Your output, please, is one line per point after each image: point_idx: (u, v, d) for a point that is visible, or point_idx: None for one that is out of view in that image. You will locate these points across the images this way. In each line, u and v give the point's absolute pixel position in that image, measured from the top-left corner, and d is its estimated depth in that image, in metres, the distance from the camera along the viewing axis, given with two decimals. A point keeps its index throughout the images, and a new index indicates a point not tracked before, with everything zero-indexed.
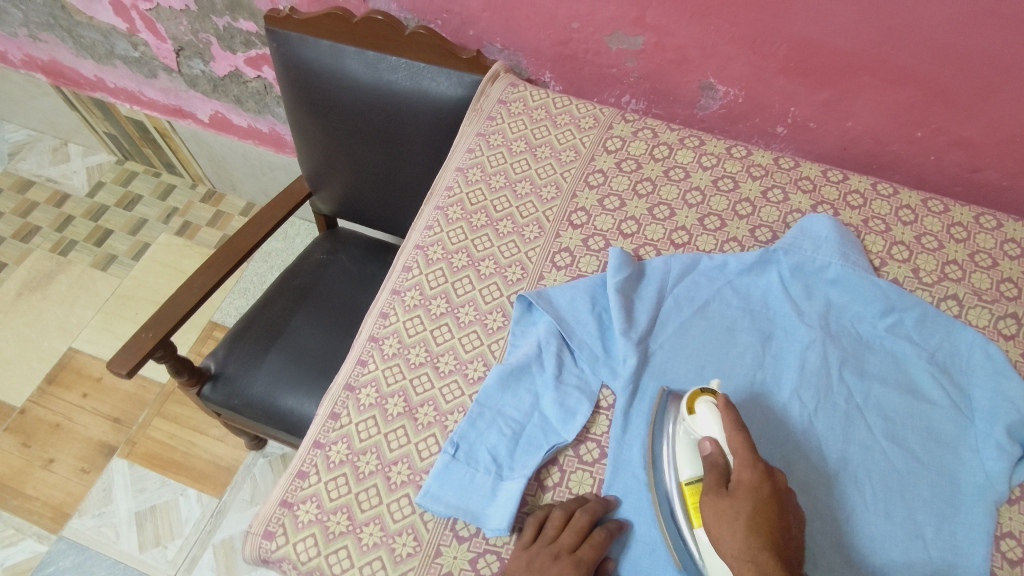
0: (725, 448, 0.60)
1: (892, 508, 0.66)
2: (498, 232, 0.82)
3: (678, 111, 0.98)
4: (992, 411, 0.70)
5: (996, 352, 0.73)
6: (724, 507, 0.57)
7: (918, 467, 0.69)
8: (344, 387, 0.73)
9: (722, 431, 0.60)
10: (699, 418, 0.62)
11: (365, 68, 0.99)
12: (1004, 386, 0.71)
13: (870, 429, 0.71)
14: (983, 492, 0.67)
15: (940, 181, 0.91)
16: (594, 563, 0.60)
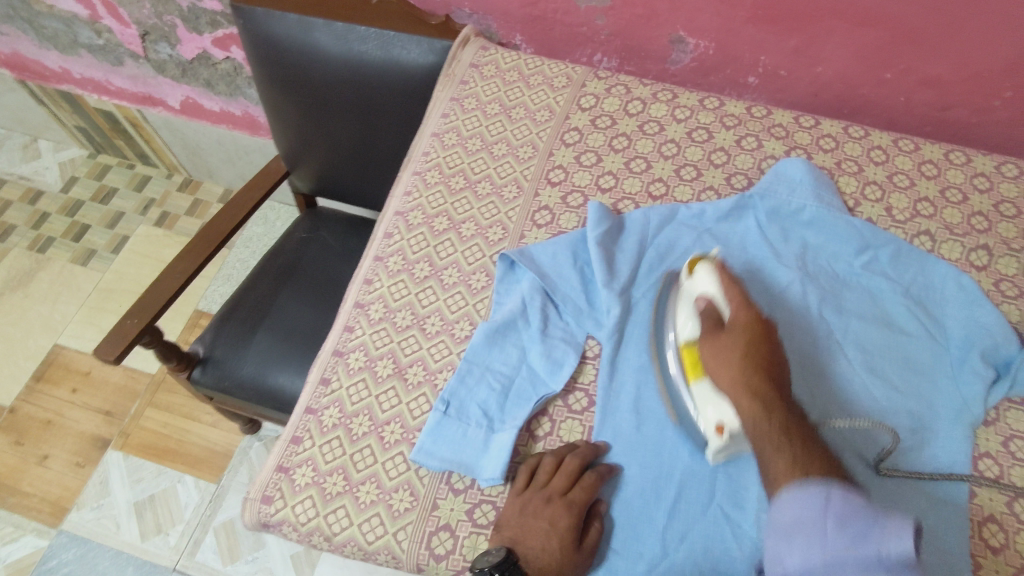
0: (721, 301, 0.68)
1: (877, 436, 0.68)
2: (477, 194, 0.83)
3: (650, 67, 0.98)
4: (966, 338, 0.73)
5: (968, 282, 0.75)
6: (720, 344, 0.65)
7: (897, 395, 0.70)
8: (332, 353, 0.73)
9: (718, 288, 0.69)
10: (698, 279, 0.71)
11: (335, 40, 0.97)
12: (976, 314, 0.74)
13: (849, 362, 0.72)
14: (961, 415, 0.69)
15: (910, 122, 0.92)
16: (584, 504, 0.62)
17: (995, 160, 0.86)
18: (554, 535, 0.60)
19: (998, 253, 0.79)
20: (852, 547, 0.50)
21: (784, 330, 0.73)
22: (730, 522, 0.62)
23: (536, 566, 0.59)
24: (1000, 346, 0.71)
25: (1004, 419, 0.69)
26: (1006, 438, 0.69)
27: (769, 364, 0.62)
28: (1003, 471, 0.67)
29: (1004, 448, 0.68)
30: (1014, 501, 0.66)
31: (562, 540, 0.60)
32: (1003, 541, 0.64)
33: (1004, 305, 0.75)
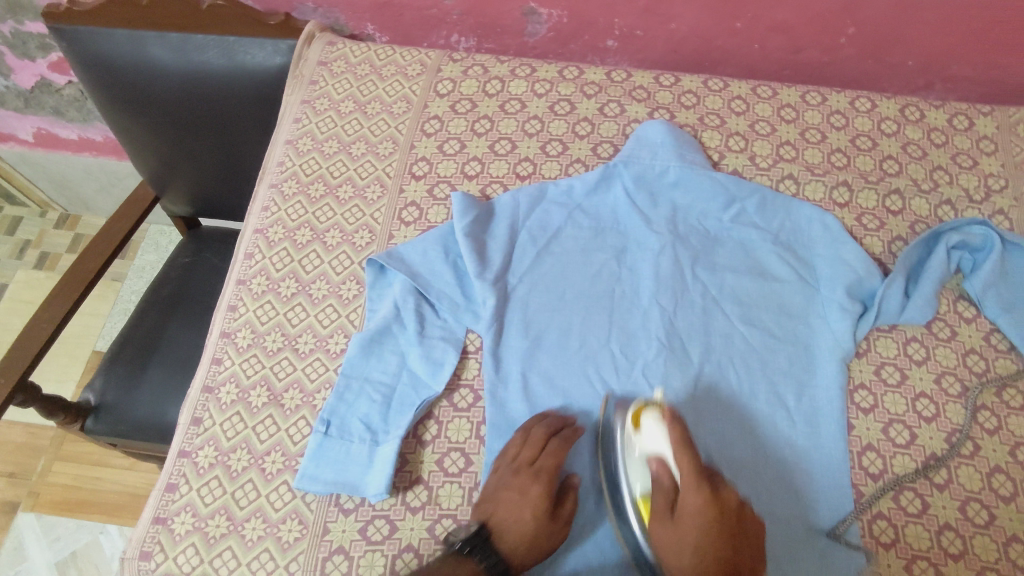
0: (673, 464, 0.59)
1: (757, 387, 0.70)
2: (339, 199, 0.79)
3: (509, 42, 0.95)
4: (832, 276, 0.74)
5: (832, 220, 0.77)
6: (671, 536, 0.57)
7: (773, 345, 0.72)
8: (202, 390, 0.70)
9: (669, 445, 0.59)
10: (646, 436, 0.61)
11: (171, 53, 0.91)
12: (840, 250, 0.75)
13: (725, 317, 0.73)
14: (833, 352, 0.71)
15: (769, 68, 0.93)
16: (554, 468, 0.63)
17: (849, 95, 0.87)
18: (523, 506, 0.61)
19: (858, 188, 0.80)
20: None
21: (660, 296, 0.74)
22: None
23: (513, 541, 0.60)
24: (863, 281, 0.73)
25: (873, 350, 0.72)
26: (877, 367, 0.71)
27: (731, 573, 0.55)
28: (876, 400, 0.70)
29: (876, 378, 0.71)
30: (888, 427, 0.68)
31: (531, 509, 0.61)
32: (879, 467, 0.66)
33: (865, 239, 0.78)
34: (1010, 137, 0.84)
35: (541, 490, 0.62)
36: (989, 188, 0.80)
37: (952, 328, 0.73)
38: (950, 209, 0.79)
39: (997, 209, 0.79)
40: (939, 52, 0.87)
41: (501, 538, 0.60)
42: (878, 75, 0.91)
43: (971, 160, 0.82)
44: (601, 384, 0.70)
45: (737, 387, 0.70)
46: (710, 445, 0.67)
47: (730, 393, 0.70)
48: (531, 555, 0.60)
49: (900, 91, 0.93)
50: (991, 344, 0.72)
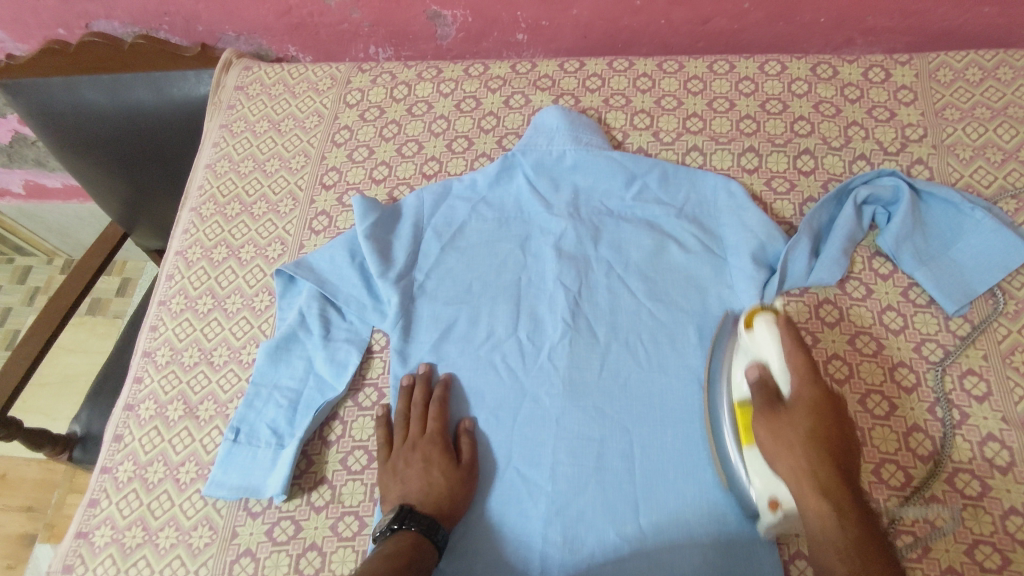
0: (777, 368, 0.60)
1: (665, 360, 0.68)
2: (253, 216, 0.82)
3: (424, 47, 0.97)
4: (735, 245, 0.72)
5: (737, 186, 0.75)
6: (779, 422, 0.57)
7: (686, 320, 0.70)
8: (124, 409, 0.73)
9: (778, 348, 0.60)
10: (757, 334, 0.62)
11: (105, 95, 0.98)
12: (746, 214, 0.73)
13: (635, 297, 0.72)
14: (741, 322, 0.69)
15: (682, 42, 0.91)
16: (442, 428, 0.66)
17: (759, 60, 0.85)
18: (431, 469, 0.63)
19: (766, 152, 0.79)
20: None
21: (567, 281, 0.73)
22: (525, 481, 0.65)
23: (432, 503, 0.61)
24: (766, 246, 0.71)
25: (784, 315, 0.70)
26: None
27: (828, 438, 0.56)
28: None
29: None
30: None
31: (439, 464, 0.63)
32: None
33: (774, 203, 0.76)
34: (930, 83, 0.81)
35: (438, 448, 0.64)
36: (906, 138, 0.78)
37: (867, 285, 0.71)
38: (865, 164, 0.77)
39: (915, 159, 0.76)
40: (849, 6, 0.84)
41: (428, 509, 0.61)
42: (795, 37, 0.89)
43: (889, 111, 0.80)
44: (506, 370, 0.70)
45: (645, 362, 0.69)
46: (615, 424, 0.66)
47: (638, 369, 0.68)
48: (459, 511, 0.62)
49: (822, 51, 0.91)
50: (911, 299, 0.69)
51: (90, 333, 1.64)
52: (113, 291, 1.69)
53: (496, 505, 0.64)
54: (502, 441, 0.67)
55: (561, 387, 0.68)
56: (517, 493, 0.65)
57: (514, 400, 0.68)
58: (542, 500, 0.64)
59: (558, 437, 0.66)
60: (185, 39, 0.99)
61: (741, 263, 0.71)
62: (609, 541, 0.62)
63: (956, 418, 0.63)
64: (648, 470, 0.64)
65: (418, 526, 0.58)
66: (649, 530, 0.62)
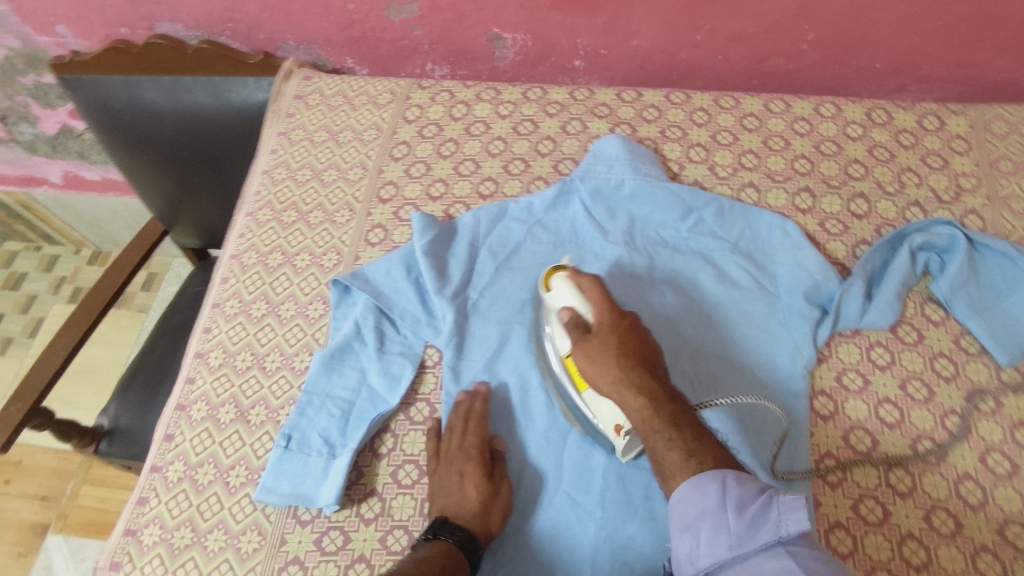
0: (583, 306, 0.64)
1: (719, 395, 0.69)
2: (309, 224, 0.83)
3: (481, 67, 0.98)
4: (790, 285, 0.73)
5: (793, 227, 0.76)
6: (592, 344, 0.61)
7: (737, 355, 0.71)
8: (175, 408, 0.74)
9: (573, 291, 0.65)
10: (556, 292, 0.67)
11: (165, 95, 1.00)
12: (802, 254, 0.75)
13: (687, 329, 0.72)
14: (793, 361, 0.70)
15: (737, 78, 0.93)
16: (480, 442, 0.66)
17: (814, 101, 0.86)
18: (469, 483, 0.63)
19: (821, 193, 0.80)
20: (749, 532, 0.49)
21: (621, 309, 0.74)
22: (575, 508, 0.65)
23: (466, 517, 0.61)
24: (819, 287, 0.73)
25: (835, 355, 0.71)
26: (839, 373, 0.70)
27: (643, 364, 0.60)
28: (838, 408, 0.68)
29: (838, 384, 0.69)
30: (848, 435, 0.67)
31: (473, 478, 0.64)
32: (840, 476, 0.65)
33: (827, 243, 0.77)
34: (984, 135, 0.82)
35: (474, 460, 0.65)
36: (960, 187, 0.79)
37: (919, 330, 0.71)
38: (919, 210, 0.78)
39: (968, 209, 0.78)
40: (906, 54, 0.86)
41: (463, 524, 0.61)
42: (849, 80, 0.91)
43: (942, 160, 0.81)
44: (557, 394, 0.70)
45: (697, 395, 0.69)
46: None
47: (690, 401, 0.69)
48: (493, 527, 0.62)
49: (874, 95, 0.92)
50: (962, 347, 0.70)
51: (113, 326, 1.65)
52: (139, 286, 1.70)
53: (546, 530, 0.64)
54: (554, 465, 0.67)
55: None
56: (565, 518, 0.65)
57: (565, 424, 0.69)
58: (592, 526, 0.64)
59: (607, 466, 0.66)
60: (246, 46, 1.01)
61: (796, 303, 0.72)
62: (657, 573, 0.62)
63: (1007, 469, 0.64)
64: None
65: (451, 538, 0.59)
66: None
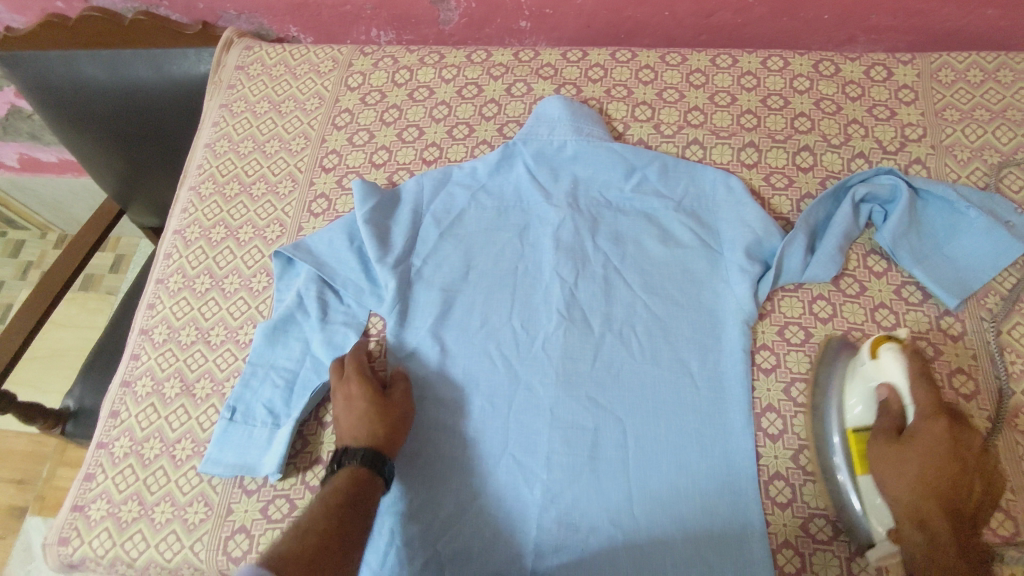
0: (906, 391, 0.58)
1: (659, 352, 0.69)
2: (252, 196, 0.82)
3: (427, 32, 0.96)
4: (731, 241, 0.73)
5: (736, 182, 0.76)
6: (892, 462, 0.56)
7: (679, 314, 0.71)
8: (121, 386, 0.73)
9: (904, 376, 0.58)
10: (886, 365, 0.60)
11: (105, 70, 0.98)
12: (744, 209, 0.74)
13: (629, 288, 0.73)
14: (734, 317, 0.70)
15: (685, 35, 0.91)
16: (362, 371, 0.66)
17: (761, 55, 0.85)
18: (370, 415, 0.63)
19: (766, 148, 0.79)
20: None
21: (565, 272, 0.74)
22: (519, 470, 0.66)
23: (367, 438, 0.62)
24: (761, 241, 0.72)
25: (777, 310, 0.71)
26: (781, 327, 0.70)
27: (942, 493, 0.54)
28: (779, 362, 0.69)
29: (779, 338, 0.70)
30: (789, 388, 0.67)
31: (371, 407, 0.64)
32: (779, 427, 0.66)
33: (771, 199, 0.77)
34: (930, 84, 0.81)
35: (370, 393, 0.64)
36: (905, 138, 0.79)
37: (861, 282, 0.72)
38: (863, 162, 0.78)
39: (913, 159, 0.77)
40: (853, 3, 0.84)
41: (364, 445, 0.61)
42: (798, 33, 0.89)
43: (888, 110, 0.80)
44: (501, 359, 0.70)
45: (638, 354, 0.69)
46: (609, 414, 0.67)
47: (632, 360, 0.69)
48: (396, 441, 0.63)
49: (824, 48, 0.91)
50: (903, 297, 0.70)
51: (81, 309, 1.64)
52: (106, 268, 1.69)
53: (496, 491, 0.65)
54: (498, 428, 0.68)
55: (554, 378, 0.69)
56: (511, 482, 0.66)
57: (509, 387, 0.69)
58: (537, 487, 0.65)
59: (552, 429, 0.67)
60: (185, 17, 0.98)
61: (734, 258, 0.72)
62: (602, 530, 0.63)
63: None
64: (641, 463, 0.65)
65: (354, 461, 0.60)
66: (642, 520, 0.63)
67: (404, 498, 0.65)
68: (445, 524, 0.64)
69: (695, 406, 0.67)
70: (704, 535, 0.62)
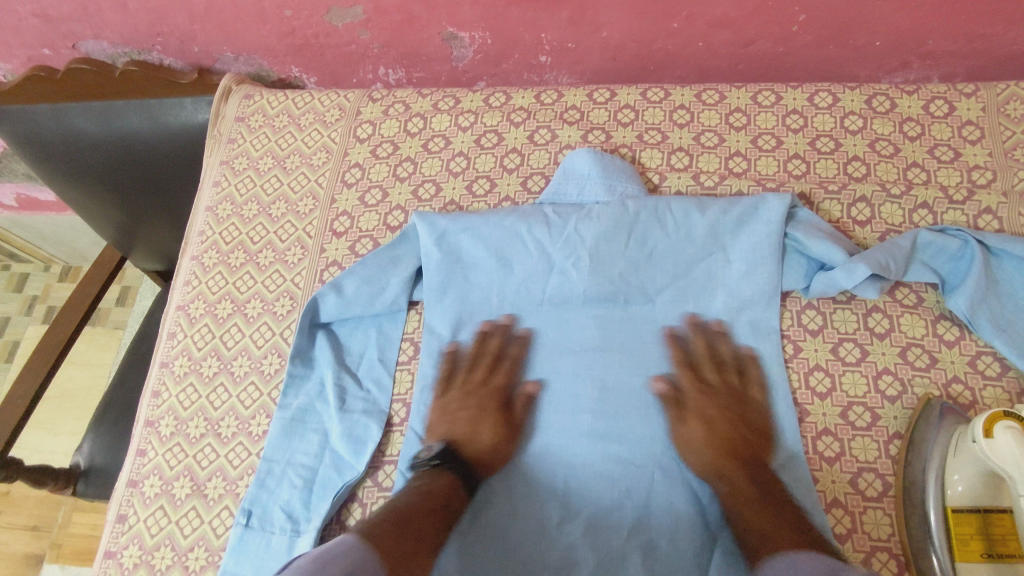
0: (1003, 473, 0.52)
1: (693, 226, 0.69)
2: (259, 266, 0.76)
3: (438, 69, 0.89)
4: (754, 248, 0.67)
5: (808, 213, 0.69)
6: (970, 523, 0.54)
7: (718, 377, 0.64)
8: (127, 485, 0.68)
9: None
10: (1003, 453, 0.52)
11: (97, 123, 0.91)
12: (808, 246, 0.67)
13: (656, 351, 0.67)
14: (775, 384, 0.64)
15: (720, 66, 0.84)
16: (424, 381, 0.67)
17: (808, 90, 0.78)
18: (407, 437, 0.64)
19: (818, 199, 0.72)
20: None
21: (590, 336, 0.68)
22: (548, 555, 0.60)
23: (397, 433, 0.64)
24: (833, 272, 0.65)
25: (842, 389, 0.64)
26: (845, 408, 0.64)
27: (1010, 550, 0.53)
28: (843, 449, 0.62)
29: (843, 422, 0.63)
30: (857, 479, 0.61)
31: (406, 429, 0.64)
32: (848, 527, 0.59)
33: None
34: (998, 118, 0.74)
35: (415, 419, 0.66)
36: (973, 183, 0.71)
37: (931, 353, 0.65)
38: (927, 213, 0.71)
39: (983, 208, 0.70)
40: (909, 29, 0.76)
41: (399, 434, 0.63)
42: (846, 60, 0.81)
43: (952, 151, 0.73)
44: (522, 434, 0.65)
45: (672, 231, 0.69)
46: (641, 291, 0.69)
47: (665, 239, 0.69)
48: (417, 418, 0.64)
49: (874, 75, 0.83)
50: (979, 370, 0.64)
51: (89, 345, 1.59)
52: (113, 301, 1.64)
53: (534, 376, 0.67)
54: (522, 510, 0.62)
55: (588, 261, 0.69)
56: (548, 357, 0.68)
57: (537, 456, 0.64)
58: (573, 361, 0.67)
59: (584, 304, 0.69)
60: (180, 61, 0.91)
61: (766, 272, 0.67)
62: (634, 394, 0.65)
63: None
64: (670, 337, 0.67)
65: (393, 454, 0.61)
66: (671, 385, 0.65)
67: (448, 374, 0.68)
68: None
69: (722, 282, 0.68)
70: (731, 402, 0.64)
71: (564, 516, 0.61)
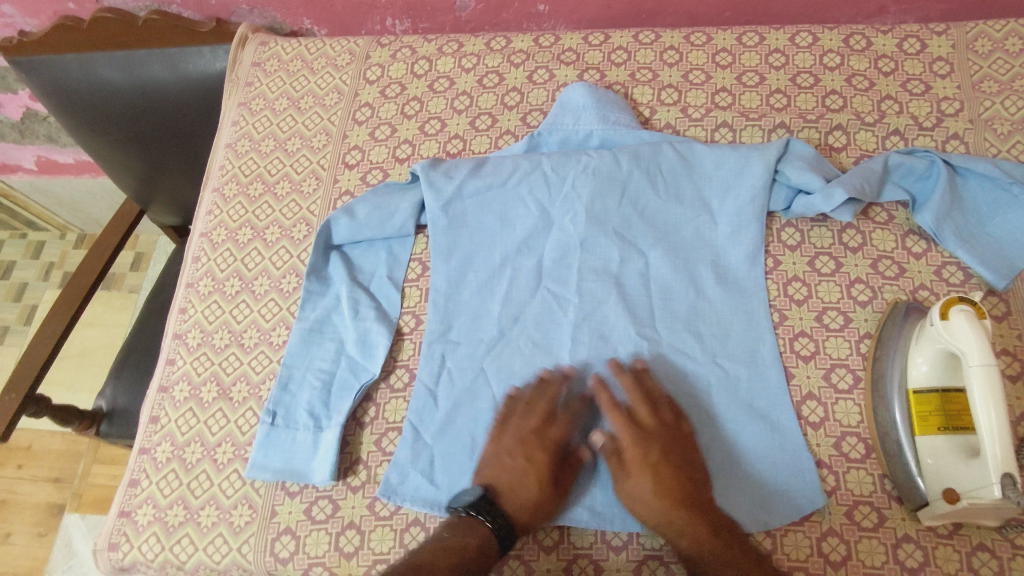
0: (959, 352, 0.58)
1: (682, 190, 0.74)
2: (276, 196, 0.82)
3: (443, 19, 0.94)
4: (736, 172, 0.73)
5: (800, 146, 0.73)
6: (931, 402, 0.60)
7: (705, 326, 0.69)
8: (159, 391, 0.74)
9: (976, 339, 0.56)
10: (958, 331, 0.57)
11: (120, 72, 0.97)
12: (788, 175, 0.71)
13: (648, 304, 0.70)
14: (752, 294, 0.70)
15: (708, 13, 0.89)
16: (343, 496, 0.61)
17: (790, 31, 0.83)
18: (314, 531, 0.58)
19: (797, 129, 0.78)
20: None
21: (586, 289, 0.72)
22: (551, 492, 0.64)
23: None
24: (810, 197, 0.70)
25: (818, 296, 0.70)
26: (819, 313, 0.69)
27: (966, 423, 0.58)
28: (818, 348, 0.68)
29: (818, 325, 0.69)
30: (829, 374, 0.67)
31: None
32: (821, 415, 0.65)
33: None
34: (967, 54, 0.79)
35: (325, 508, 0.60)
36: (942, 112, 0.76)
37: (900, 264, 0.70)
38: (899, 140, 0.76)
39: (950, 134, 0.75)
40: None
41: None
42: (826, 5, 0.87)
43: (923, 85, 0.78)
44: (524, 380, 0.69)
45: (663, 192, 0.74)
46: (634, 247, 0.73)
47: (656, 199, 0.74)
48: None
49: (854, 19, 0.88)
50: (944, 278, 0.69)
51: (106, 307, 1.65)
52: (128, 266, 1.69)
53: (534, 327, 0.71)
54: None
55: (584, 215, 0.74)
56: (549, 307, 0.72)
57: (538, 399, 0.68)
58: (571, 312, 0.71)
59: (581, 257, 0.73)
60: (198, 13, 0.97)
61: (751, 227, 0.71)
62: (630, 340, 0.69)
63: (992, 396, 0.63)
64: (663, 286, 0.71)
65: None
66: (664, 334, 0.69)
67: (453, 328, 0.72)
68: (490, 346, 0.71)
69: (710, 241, 0.72)
70: (720, 351, 0.68)
71: (566, 454, 0.65)
